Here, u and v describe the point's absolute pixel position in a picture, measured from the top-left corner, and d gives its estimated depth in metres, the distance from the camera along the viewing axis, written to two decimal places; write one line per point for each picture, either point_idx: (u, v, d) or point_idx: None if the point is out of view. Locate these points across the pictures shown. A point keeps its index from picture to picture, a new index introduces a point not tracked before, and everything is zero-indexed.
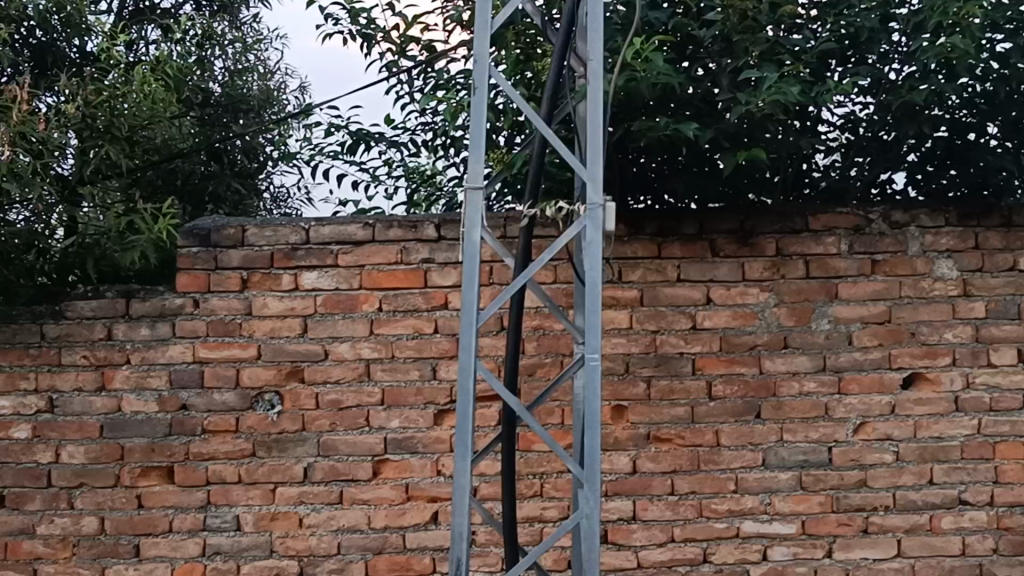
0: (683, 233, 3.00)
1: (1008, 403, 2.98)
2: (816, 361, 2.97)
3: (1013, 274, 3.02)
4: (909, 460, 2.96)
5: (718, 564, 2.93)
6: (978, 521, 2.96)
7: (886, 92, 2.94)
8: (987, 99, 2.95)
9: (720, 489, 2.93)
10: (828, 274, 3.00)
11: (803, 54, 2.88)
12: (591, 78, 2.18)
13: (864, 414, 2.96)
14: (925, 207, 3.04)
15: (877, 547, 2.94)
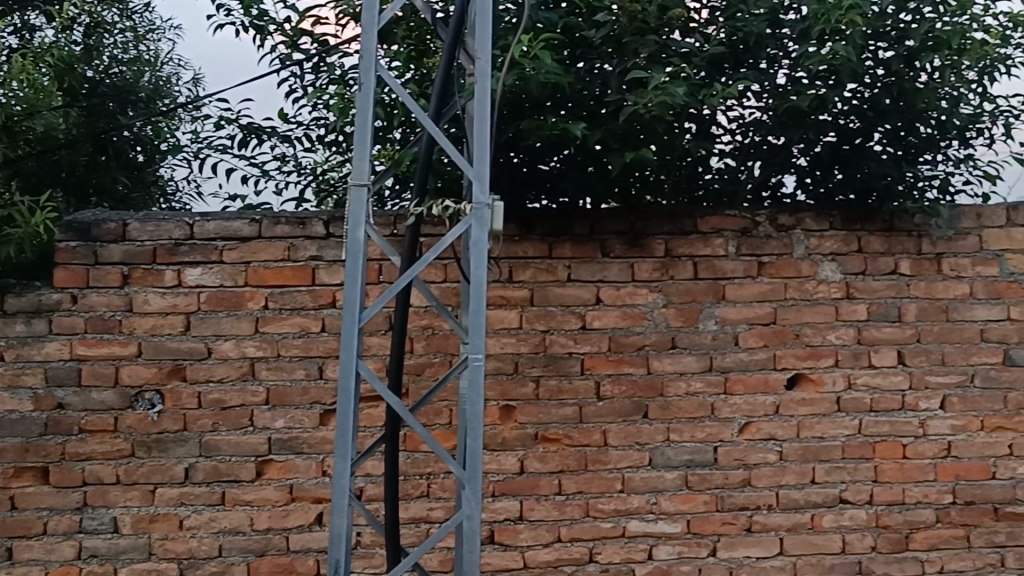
0: (574, 234, 3.01)
1: (888, 404, 3.04)
2: (703, 362, 3.00)
3: (893, 277, 3.09)
4: (792, 460, 3.00)
5: (603, 563, 2.94)
6: (858, 519, 3.02)
7: (774, 98, 2.97)
8: (871, 106, 3.00)
9: (607, 489, 2.94)
10: (715, 275, 3.03)
11: (695, 57, 2.90)
12: (479, 78, 2.17)
13: (749, 414, 3.00)
14: (811, 211, 3.10)
15: (760, 545, 2.99)
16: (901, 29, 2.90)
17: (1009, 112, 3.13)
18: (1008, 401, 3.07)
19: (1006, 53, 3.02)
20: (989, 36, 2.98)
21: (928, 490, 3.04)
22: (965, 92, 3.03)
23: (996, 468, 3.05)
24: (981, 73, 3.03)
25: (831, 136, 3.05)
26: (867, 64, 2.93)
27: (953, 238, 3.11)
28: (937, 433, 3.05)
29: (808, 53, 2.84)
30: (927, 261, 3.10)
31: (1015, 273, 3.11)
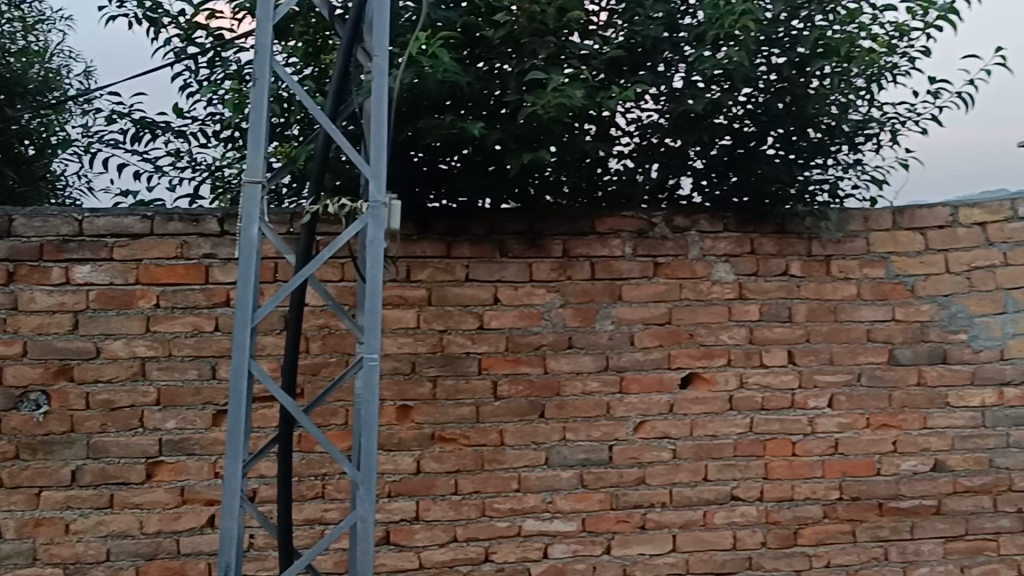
0: (472, 233, 3.01)
1: (778, 403, 3.11)
2: (599, 361, 3.03)
3: (785, 278, 3.17)
4: (685, 458, 3.05)
5: (499, 563, 2.95)
6: (749, 516, 3.08)
7: (671, 102, 3.00)
8: (765, 111, 3.06)
9: (503, 489, 2.95)
10: (611, 276, 3.07)
11: (594, 59, 2.92)
12: (376, 75, 2.16)
13: (644, 412, 3.04)
14: (705, 213, 3.16)
15: (653, 542, 3.03)
16: (793, 37, 2.95)
17: (894, 119, 3.23)
18: (893, 399, 3.16)
19: (892, 61, 3.11)
20: (876, 44, 3.06)
21: (816, 487, 3.11)
22: (853, 99, 3.11)
23: (880, 464, 3.14)
24: (869, 80, 3.11)
25: (726, 139, 3.10)
26: (760, 70, 2.98)
27: (841, 241, 3.20)
28: (825, 431, 3.12)
29: (703, 57, 2.87)
30: (817, 263, 3.18)
31: (901, 274, 3.20)
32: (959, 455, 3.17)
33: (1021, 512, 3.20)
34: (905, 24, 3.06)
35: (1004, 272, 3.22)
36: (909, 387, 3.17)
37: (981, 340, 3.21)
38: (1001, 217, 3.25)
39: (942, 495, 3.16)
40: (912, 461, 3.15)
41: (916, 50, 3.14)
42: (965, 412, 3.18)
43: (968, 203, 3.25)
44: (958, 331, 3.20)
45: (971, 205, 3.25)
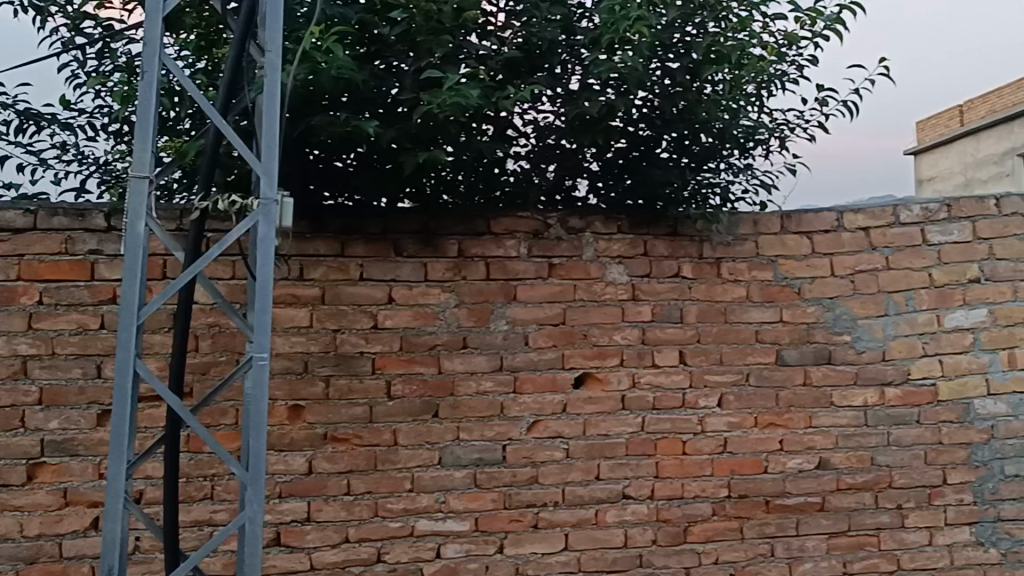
0: (367, 232, 3.01)
1: (669, 402, 3.16)
2: (493, 361, 3.04)
3: (677, 280, 3.23)
4: (577, 457, 3.08)
5: (391, 563, 2.92)
6: (639, 514, 3.11)
7: (566, 104, 3.03)
8: (659, 115, 3.10)
9: (396, 489, 2.94)
10: (507, 276, 3.09)
11: (490, 60, 2.93)
12: (268, 70, 2.13)
13: (538, 412, 3.06)
14: (600, 215, 3.21)
15: (546, 541, 3.04)
16: (687, 43, 3.00)
17: (783, 126, 3.31)
18: (780, 399, 3.23)
19: (781, 68, 3.19)
20: (767, 52, 3.13)
21: (705, 485, 3.16)
22: (744, 105, 3.18)
23: (767, 462, 3.20)
24: (758, 87, 3.19)
25: (621, 143, 3.14)
26: (654, 75, 3.01)
27: (731, 244, 3.28)
28: (714, 430, 3.18)
29: (598, 60, 2.90)
30: (708, 265, 3.26)
31: (788, 278, 3.29)
32: (842, 453, 3.25)
33: (901, 508, 3.27)
34: (793, 33, 3.13)
35: (886, 275, 3.34)
36: (795, 386, 3.25)
37: (865, 341, 3.30)
38: (884, 223, 3.37)
39: (827, 493, 3.23)
40: (798, 459, 3.22)
41: (803, 59, 3.23)
42: (849, 412, 3.27)
43: (853, 208, 3.37)
44: (842, 332, 3.29)
45: (855, 210, 3.36)
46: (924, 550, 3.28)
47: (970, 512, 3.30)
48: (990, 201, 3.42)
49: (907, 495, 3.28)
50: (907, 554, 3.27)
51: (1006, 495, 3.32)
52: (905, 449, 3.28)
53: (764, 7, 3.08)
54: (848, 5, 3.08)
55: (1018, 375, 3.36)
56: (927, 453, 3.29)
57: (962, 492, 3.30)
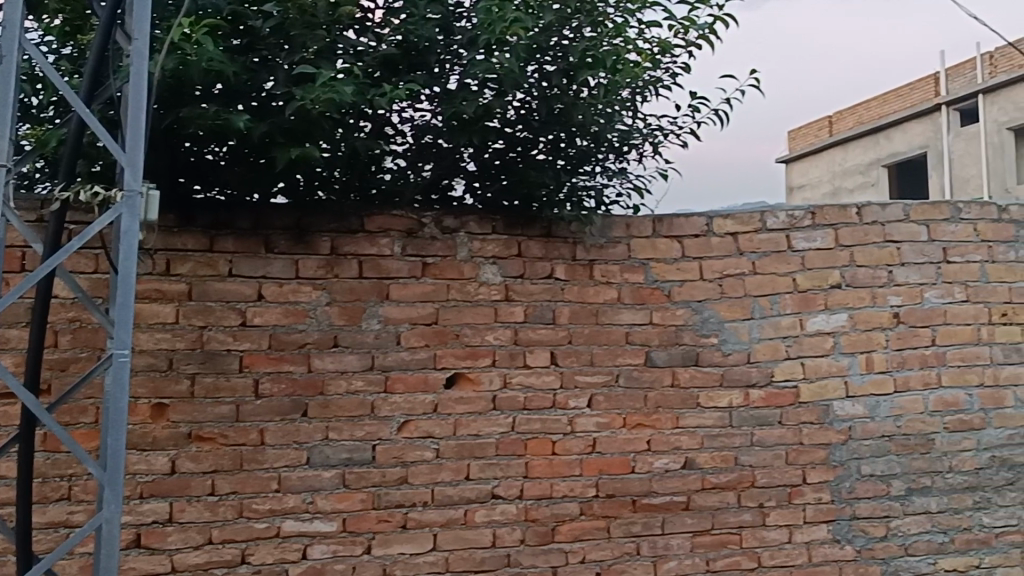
0: (237, 228, 2.97)
1: (539, 402, 3.18)
2: (364, 360, 3.03)
3: (550, 281, 3.26)
4: (447, 457, 3.07)
5: (255, 564, 2.87)
6: (508, 513, 3.12)
7: (443, 103, 3.01)
8: (536, 117, 3.11)
9: (262, 489, 2.89)
10: (379, 275, 3.08)
11: (365, 57, 2.92)
12: (135, 59, 2.07)
13: (408, 412, 3.05)
14: (474, 215, 3.22)
15: (414, 541, 3.02)
16: (563, 47, 3.03)
17: (657, 131, 3.36)
18: (648, 399, 3.29)
19: (656, 75, 3.24)
20: (642, 58, 3.19)
21: (573, 485, 3.19)
22: (619, 110, 3.23)
23: (634, 463, 3.25)
24: (633, 93, 3.24)
25: (499, 143, 3.14)
26: (530, 77, 3.03)
27: (604, 246, 3.32)
28: (584, 430, 3.21)
29: (475, 60, 2.91)
30: (581, 266, 3.30)
31: (659, 281, 3.35)
32: (708, 453, 3.32)
33: (762, 507, 3.35)
34: (667, 41, 3.19)
35: (752, 280, 3.42)
36: (663, 387, 3.31)
37: (730, 344, 3.39)
38: (752, 228, 3.46)
39: (691, 492, 3.29)
40: (664, 459, 3.28)
41: (677, 67, 3.29)
42: (714, 412, 3.34)
43: (722, 214, 3.44)
44: (709, 335, 3.37)
45: (724, 216, 3.44)
46: (784, 547, 3.36)
47: (828, 510, 3.40)
48: (851, 209, 3.53)
49: (768, 494, 3.36)
50: (768, 551, 3.35)
51: (862, 494, 3.43)
52: (767, 449, 3.37)
53: (639, 14, 3.13)
54: (721, 16, 3.15)
55: (875, 378, 3.48)
56: (787, 453, 3.38)
57: (820, 491, 3.40)
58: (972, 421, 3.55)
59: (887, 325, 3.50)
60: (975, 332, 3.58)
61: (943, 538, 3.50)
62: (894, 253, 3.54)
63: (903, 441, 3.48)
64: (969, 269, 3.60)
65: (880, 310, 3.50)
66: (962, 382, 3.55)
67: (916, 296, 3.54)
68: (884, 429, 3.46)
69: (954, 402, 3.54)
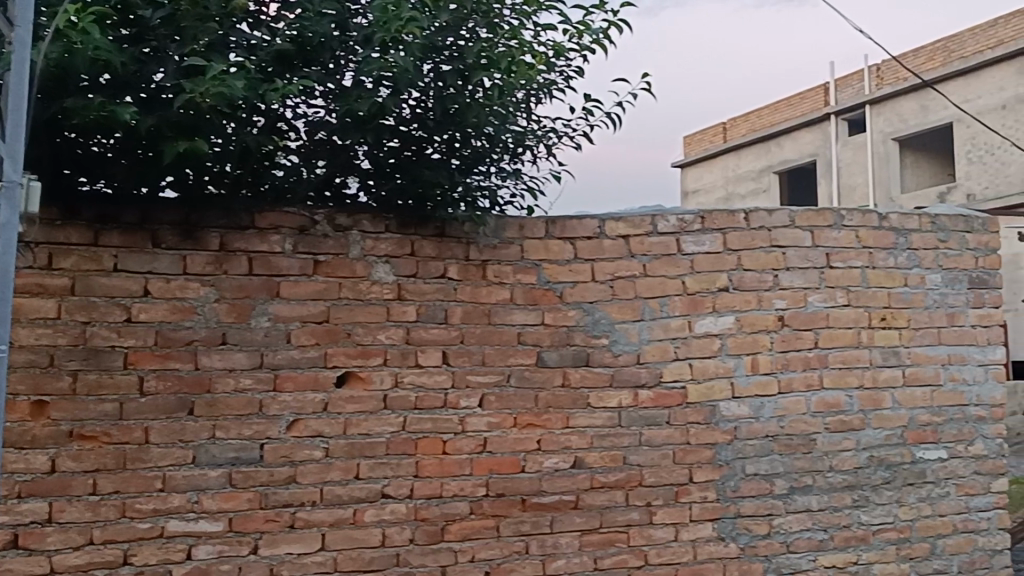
0: (123, 222, 2.91)
1: (430, 402, 3.18)
2: (253, 358, 2.99)
3: (443, 281, 3.26)
4: (336, 457, 3.05)
5: (138, 565, 2.81)
6: (398, 513, 3.11)
7: (336, 100, 2.98)
8: (431, 117, 3.10)
9: (145, 488, 2.84)
10: (270, 272, 3.05)
11: (258, 51, 2.90)
12: (17, 46, 2.01)
13: (297, 411, 3.03)
14: (367, 213, 3.21)
15: (302, 541, 2.99)
16: (459, 47, 3.03)
17: (551, 133, 3.39)
18: (539, 399, 3.32)
19: (550, 78, 3.27)
20: (536, 61, 3.21)
21: (463, 484, 3.19)
22: (513, 111, 3.25)
23: (524, 462, 3.27)
24: (528, 94, 3.26)
25: (393, 142, 3.12)
26: (425, 77, 3.03)
27: (497, 247, 3.34)
28: (474, 430, 3.22)
29: (370, 58, 2.90)
30: (473, 266, 3.31)
31: (551, 282, 3.38)
32: (596, 453, 3.36)
33: (649, 506, 3.40)
34: (561, 45, 3.22)
35: (642, 282, 3.48)
36: (554, 388, 3.35)
37: (620, 345, 3.44)
38: (642, 232, 3.51)
39: (580, 491, 3.33)
40: (553, 458, 3.31)
41: (571, 70, 3.32)
42: (603, 413, 3.39)
43: (614, 217, 3.49)
44: (600, 335, 3.42)
45: (616, 219, 3.49)
46: (670, 545, 3.42)
47: (713, 508, 3.47)
48: (739, 214, 3.61)
49: (655, 493, 3.41)
50: (654, 549, 3.40)
51: (746, 493, 3.51)
52: (654, 448, 3.42)
53: (534, 17, 3.15)
54: (615, 21, 3.20)
55: (760, 380, 3.56)
56: (674, 453, 3.44)
57: (706, 490, 3.47)
58: (851, 421, 3.66)
59: (772, 328, 3.59)
60: (855, 336, 3.69)
61: (823, 535, 3.60)
62: (780, 258, 3.63)
63: (786, 441, 3.57)
64: (851, 274, 3.71)
65: (766, 313, 3.59)
66: (843, 383, 3.66)
67: (800, 299, 3.63)
68: (768, 429, 3.55)
69: (835, 403, 3.64)
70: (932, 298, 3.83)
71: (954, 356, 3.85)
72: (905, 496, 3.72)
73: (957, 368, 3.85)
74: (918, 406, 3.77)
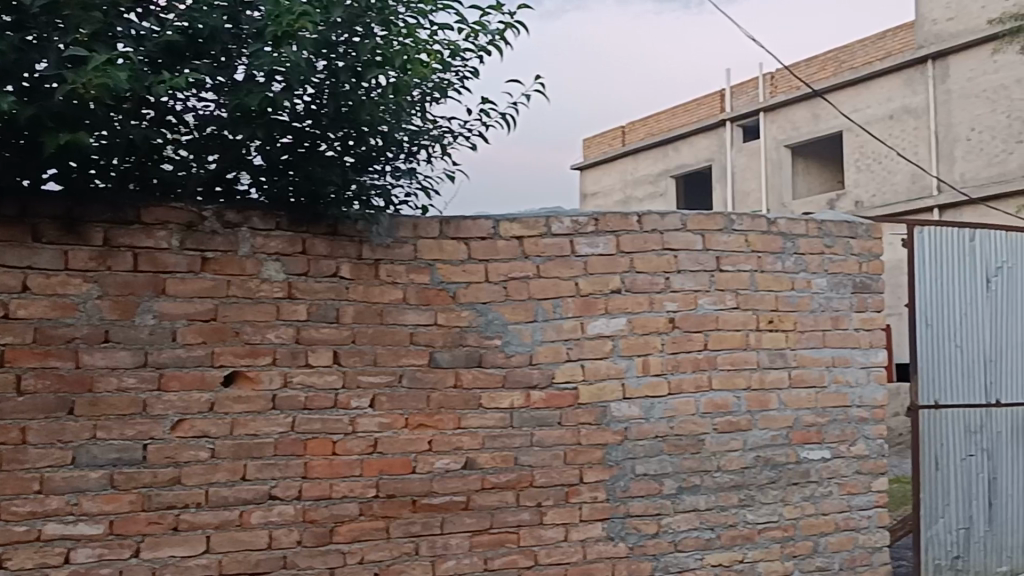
0: (2, 214, 2.81)
1: (320, 402, 3.14)
2: (137, 357, 2.92)
3: (334, 280, 3.22)
4: (223, 458, 3.00)
5: (13, 570, 2.72)
6: (285, 514, 3.06)
7: (228, 94, 2.92)
8: (324, 113, 3.06)
9: (22, 490, 2.75)
10: (156, 268, 2.98)
11: (146, 42, 2.82)
12: None
13: (183, 411, 2.96)
14: (258, 210, 3.15)
15: (186, 544, 2.93)
16: (354, 43, 2.99)
17: (445, 133, 3.38)
18: (430, 399, 3.30)
19: (445, 78, 3.27)
20: (431, 60, 3.20)
21: (353, 485, 3.16)
22: (408, 110, 3.23)
23: (415, 463, 3.26)
24: (422, 94, 3.25)
25: (286, 138, 3.07)
26: (319, 73, 2.98)
27: (390, 246, 3.32)
28: (365, 430, 3.19)
29: (261, 52, 2.85)
30: (366, 266, 3.28)
31: (444, 282, 3.37)
32: (488, 453, 3.36)
33: (540, 507, 3.42)
34: (457, 44, 3.22)
35: (536, 283, 3.48)
36: (445, 388, 3.34)
37: (513, 346, 3.44)
38: (537, 233, 3.51)
39: (471, 491, 3.32)
40: (445, 459, 3.30)
41: (466, 71, 3.32)
42: (495, 413, 3.39)
43: (509, 218, 3.49)
44: (493, 336, 3.42)
45: (511, 220, 3.49)
46: (560, 545, 3.44)
47: (603, 509, 3.50)
48: (633, 217, 3.64)
49: (545, 494, 3.43)
50: (544, 550, 3.41)
51: (635, 493, 3.55)
52: (546, 449, 3.44)
53: (431, 16, 3.14)
54: (510, 23, 3.21)
55: (650, 381, 3.60)
56: (565, 453, 3.46)
57: (596, 490, 3.49)
58: (738, 422, 3.73)
59: (663, 330, 3.63)
60: (743, 339, 3.76)
61: (710, 534, 3.66)
62: (671, 261, 3.67)
63: (675, 441, 3.62)
64: (740, 278, 3.77)
65: (657, 315, 3.63)
66: (731, 385, 3.73)
67: (691, 302, 3.68)
68: (658, 430, 3.59)
69: (724, 403, 3.71)
70: (818, 301, 3.93)
71: (838, 359, 3.95)
72: (789, 496, 3.80)
73: (840, 370, 3.95)
74: (803, 407, 3.86)
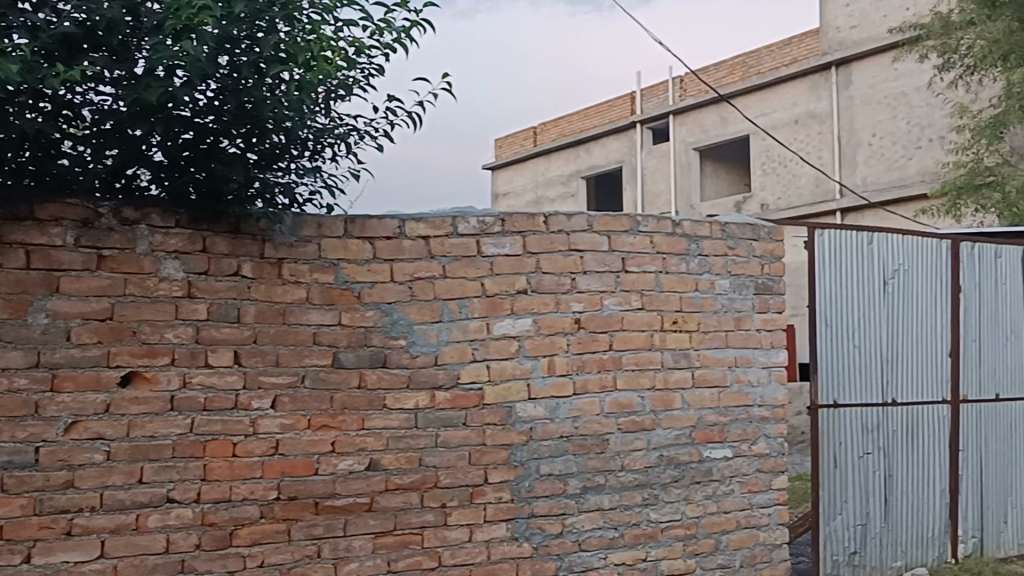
0: None
1: (220, 403, 3.09)
2: (29, 357, 2.85)
3: (236, 279, 3.17)
4: (119, 460, 2.93)
5: None
6: (184, 518, 3.00)
7: (126, 88, 2.85)
8: (226, 110, 2.99)
9: None
10: (49, 266, 2.90)
11: (40, 33, 2.73)
12: None
13: (77, 412, 2.89)
14: (157, 207, 3.08)
15: (79, 549, 2.86)
16: (257, 39, 2.93)
17: (350, 131, 3.35)
18: (334, 400, 3.27)
19: (350, 74, 3.23)
20: (336, 57, 3.16)
21: (254, 487, 3.11)
22: (312, 107, 3.18)
23: (318, 464, 3.22)
24: (327, 91, 3.21)
25: (187, 134, 3.00)
26: (220, 68, 2.92)
27: (294, 245, 3.27)
28: (267, 431, 3.15)
29: (161, 46, 2.78)
30: (268, 265, 3.23)
31: (348, 281, 3.34)
32: (392, 454, 3.34)
33: (444, 507, 3.41)
34: (362, 41, 3.18)
35: (441, 283, 3.47)
36: (349, 389, 3.31)
37: (418, 346, 3.42)
38: (443, 233, 3.50)
39: (375, 493, 3.30)
40: (348, 460, 3.27)
41: (372, 68, 3.29)
42: (400, 414, 3.37)
43: (415, 217, 3.47)
44: (398, 337, 3.40)
45: (417, 219, 3.47)
46: (464, 546, 3.43)
47: (508, 509, 3.50)
48: (540, 218, 3.64)
49: (450, 494, 3.42)
50: (449, 550, 3.40)
51: (539, 493, 3.56)
52: (451, 449, 3.43)
53: (335, 12, 3.10)
54: (417, 21, 3.18)
55: (556, 381, 3.61)
56: (470, 454, 3.46)
57: (500, 490, 3.49)
58: (643, 421, 3.76)
59: (568, 330, 3.64)
60: (647, 339, 3.80)
61: (614, 533, 3.68)
62: (578, 261, 3.68)
63: (580, 441, 3.63)
64: (645, 278, 3.81)
65: (563, 315, 3.64)
66: (635, 385, 3.76)
67: (596, 303, 3.70)
68: (563, 430, 3.60)
69: (628, 403, 3.74)
70: (720, 302, 3.99)
71: (739, 359, 4.01)
72: (691, 494, 3.85)
73: (742, 370, 4.01)
74: (706, 407, 3.91)
